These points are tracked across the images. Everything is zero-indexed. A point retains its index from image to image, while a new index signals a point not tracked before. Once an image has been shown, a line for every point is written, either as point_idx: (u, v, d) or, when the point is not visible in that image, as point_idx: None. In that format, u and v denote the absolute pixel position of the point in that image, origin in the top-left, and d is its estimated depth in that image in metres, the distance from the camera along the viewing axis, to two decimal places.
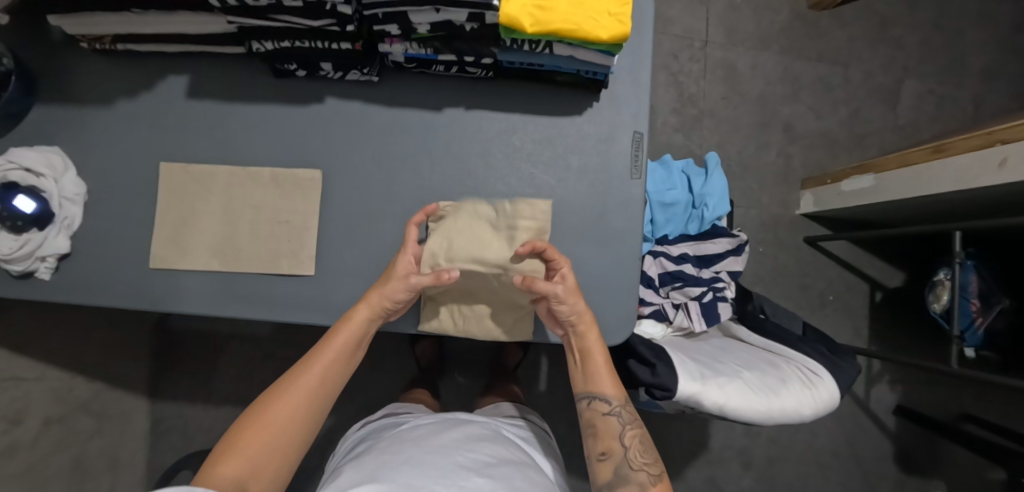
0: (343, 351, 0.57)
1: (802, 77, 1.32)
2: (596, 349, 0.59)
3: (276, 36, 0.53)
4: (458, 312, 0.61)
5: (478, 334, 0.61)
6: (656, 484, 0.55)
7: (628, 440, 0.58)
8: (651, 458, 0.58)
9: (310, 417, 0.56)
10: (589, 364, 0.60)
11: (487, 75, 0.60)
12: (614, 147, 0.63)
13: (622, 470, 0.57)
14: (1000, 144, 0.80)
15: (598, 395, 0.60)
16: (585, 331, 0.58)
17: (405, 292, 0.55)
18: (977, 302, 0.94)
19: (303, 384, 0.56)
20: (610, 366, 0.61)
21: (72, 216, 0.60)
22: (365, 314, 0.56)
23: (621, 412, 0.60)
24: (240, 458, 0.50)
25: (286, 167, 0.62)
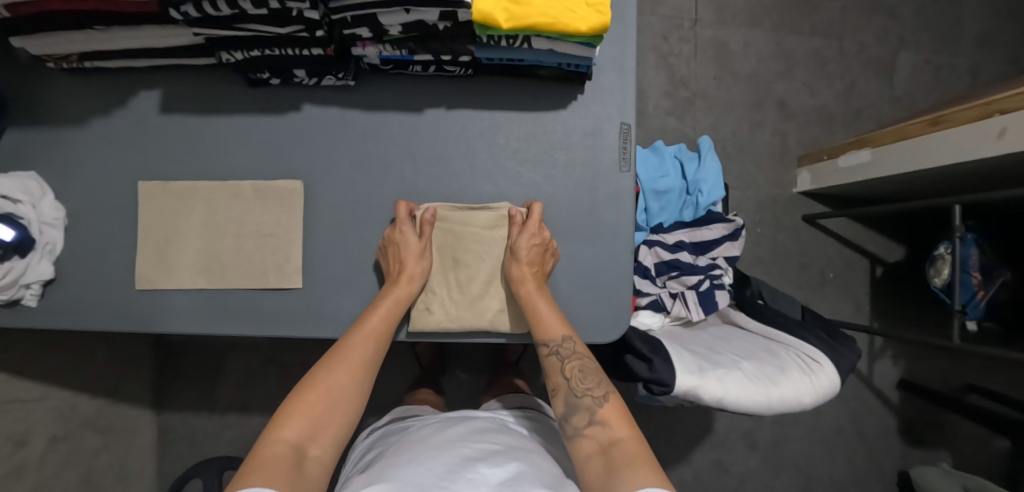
0: (388, 321, 0.55)
1: (795, 52, 1.29)
2: (535, 299, 0.56)
3: (245, 45, 0.52)
4: (451, 300, 0.60)
5: (472, 320, 0.59)
6: (604, 405, 0.52)
7: (569, 372, 0.55)
8: (595, 382, 0.54)
9: (361, 388, 0.52)
10: (530, 316, 0.56)
11: (466, 73, 0.58)
12: (601, 139, 0.61)
13: (571, 400, 0.54)
14: (999, 115, 0.78)
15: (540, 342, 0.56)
16: (519, 287, 0.57)
17: (420, 264, 0.57)
18: (978, 275, 0.94)
19: (353, 352, 0.53)
20: (557, 311, 0.58)
21: (54, 240, 0.59)
22: (406, 288, 0.56)
23: (561, 350, 0.55)
24: (300, 423, 0.47)
25: (267, 178, 0.60)
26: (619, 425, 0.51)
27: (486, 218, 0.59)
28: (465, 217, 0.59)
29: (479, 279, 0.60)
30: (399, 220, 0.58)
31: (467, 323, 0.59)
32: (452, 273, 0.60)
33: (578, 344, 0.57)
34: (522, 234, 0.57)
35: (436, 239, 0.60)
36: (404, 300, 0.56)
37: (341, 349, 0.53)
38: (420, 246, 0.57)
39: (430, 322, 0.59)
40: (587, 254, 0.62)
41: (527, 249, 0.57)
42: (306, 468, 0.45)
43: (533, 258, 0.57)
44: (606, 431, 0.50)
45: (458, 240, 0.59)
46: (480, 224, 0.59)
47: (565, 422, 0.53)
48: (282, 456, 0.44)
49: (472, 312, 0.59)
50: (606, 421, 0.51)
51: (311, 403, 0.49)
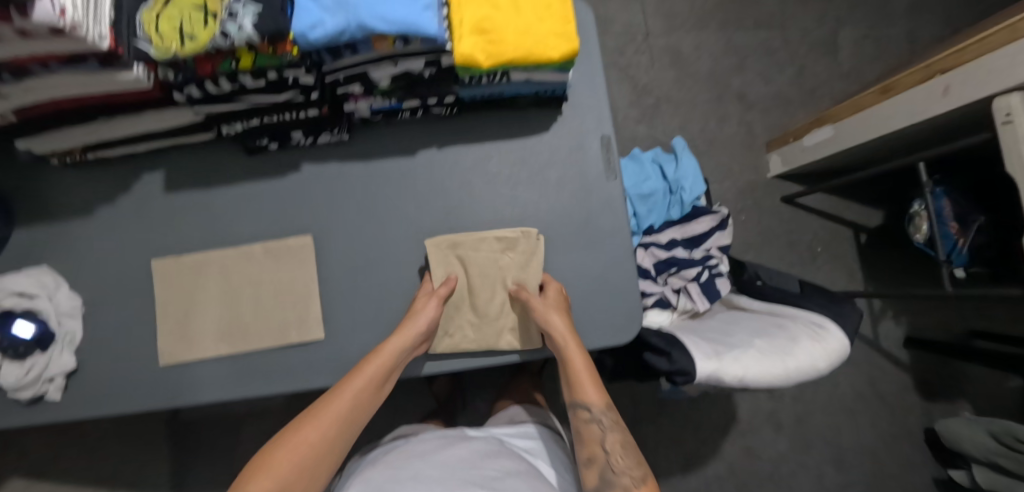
0: (373, 379, 0.55)
1: (744, 47, 1.38)
2: (576, 356, 0.58)
3: (245, 116, 0.55)
4: (469, 322, 0.62)
5: (490, 339, 0.62)
6: (640, 488, 0.57)
7: (610, 445, 0.60)
8: (634, 461, 0.59)
9: (339, 436, 0.55)
10: (572, 376, 0.60)
11: (451, 112, 0.62)
12: (586, 153, 0.65)
13: (607, 476, 0.59)
14: (940, 75, 0.90)
15: (579, 403, 0.61)
16: (559, 340, 0.57)
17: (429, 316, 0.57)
18: (955, 224, 0.99)
19: (333, 409, 0.54)
20: (597, 378, 0.61)
21: (73, 330, 0.60)
22: (400, 343, 0.56)
23: (602, 419, 0.61)
24: (265, 483, 0.49)
25: (277, 238, 0.62)
26: None
27: (495, 242, 0.63)
28: (474, 243, 0.62)
29: (496, 301, 0.62)
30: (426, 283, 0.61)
31: (485, 343, 0.62)
32: (470, 297, 0.63)
33: (614, 414, 0.62)
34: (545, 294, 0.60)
35: (443, 267, 0.61)
36: (393, 356, 0.56)
37: (319, 406, 0.55)
38: (434, 315, 0.57)
39: (448, 347, 0.61)
40: (591, 264, 0.64)
41: (555, 298, 0.60)
42: None
43: (558, 305, 0.59)
44: None
45: (470, 266, 0.62)
46: (494, 249, 0.63)
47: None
48: None
49: (491, 331, 0.62)
50: None
51: (280, 461, 0.51)
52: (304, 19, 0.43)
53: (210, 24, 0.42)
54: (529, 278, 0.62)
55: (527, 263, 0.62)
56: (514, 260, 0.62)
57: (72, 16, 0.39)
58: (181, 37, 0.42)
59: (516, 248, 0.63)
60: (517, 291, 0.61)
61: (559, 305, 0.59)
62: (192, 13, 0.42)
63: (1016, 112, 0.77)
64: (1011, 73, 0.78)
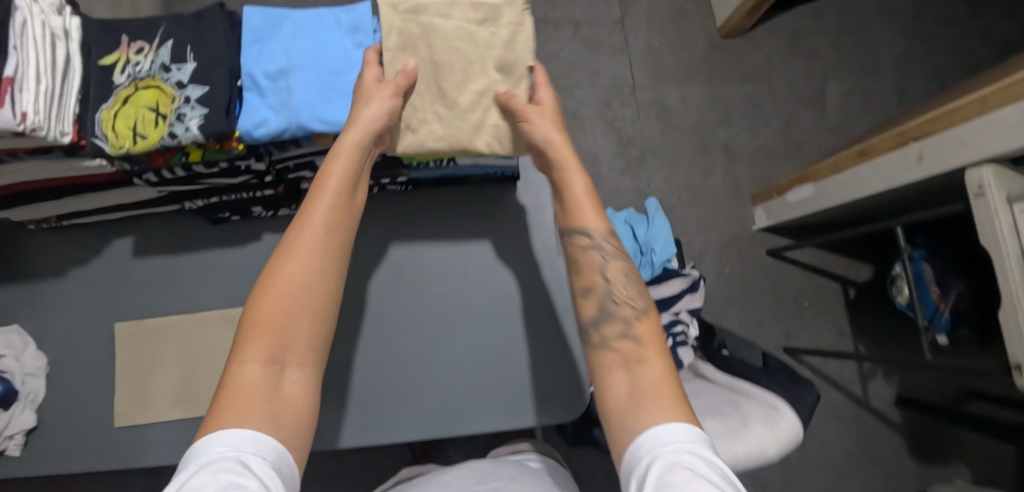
0: (341, 189, 0.47)
1: (730, 101, 1.40)
2: (579, 181, 0.54)
3: (205, 194, 0.58)
4: (433, 112, 0.49)
5: (460, 135, 0.49)
6: (642, 320, 0.51)
7: (612, 274, 0.53)
8: (636, 293, 0.54)
9: (328, 276, 0.47)
10: (568, 200, 0.55)
11: (406, 188, 0.66)
12: (538, 228, 0.67)
13: (607, 305, 0.52)
14: (913, 142, 0.91)
15: (577, 230, 0.54)
16: (558, 159, 0.53)
17: (382, 111, 0.45)
18: (936, 287, 0.96)
19: (306, 240, 0.46)
20: (593, 199, 0.55)
21: (36, 388, 0.63)
22: (354, 138, 0.46)
23: (603, 245, 0.53)
24: (264, 339, 0.43)
25: (234, 306, 0.64)
26: (653, 346, 0.49)
27: (474, 7, 0.48)
28: (442, 4, 0.47)
29: (469, 90, 0.49)
30: (387, 70, 0.47)
31: (459, 141, 0.49)
32: (437, 79, 0.49)
33: (617, 244, 0.55)
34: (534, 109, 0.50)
35: (399, 33, 0.47)
36: (354, 157, 0.47)
37: (287, 242, 0.46)
38: (391, 106, 0.45)
39: (410, 144, 0.49)
40: (541, 334, 0.65)
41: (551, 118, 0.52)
42: (286, 388, 0.42)
43: (549, 117, 0.52)
44: (637, 348, 0.49)
45: (435, 33, 0.47)
46: (471, 22, 0.48)
47: (593, 327, 0.52)
48: (257, 381, 0.41)
49: (464, 126, 0.49)
50: (641, 338, 0.50)
51: (271, 310, 0.44)
52: (250, 118, 0.46)
53: (161, 125, 0.45)
54: (517, 85, 0.50)
55: (510, 40, 0.49)
56: (499, 37, 0.49)
57: (32, 120, 0.42)
58: (134, 136, 0.45)
59: (496, 20, 0.48)
60: (508, 96, 0.49)
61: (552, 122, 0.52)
62: (145, 114, 0.45)
63: (987, 185, 0.76)
64: (982, 146, 0.77)
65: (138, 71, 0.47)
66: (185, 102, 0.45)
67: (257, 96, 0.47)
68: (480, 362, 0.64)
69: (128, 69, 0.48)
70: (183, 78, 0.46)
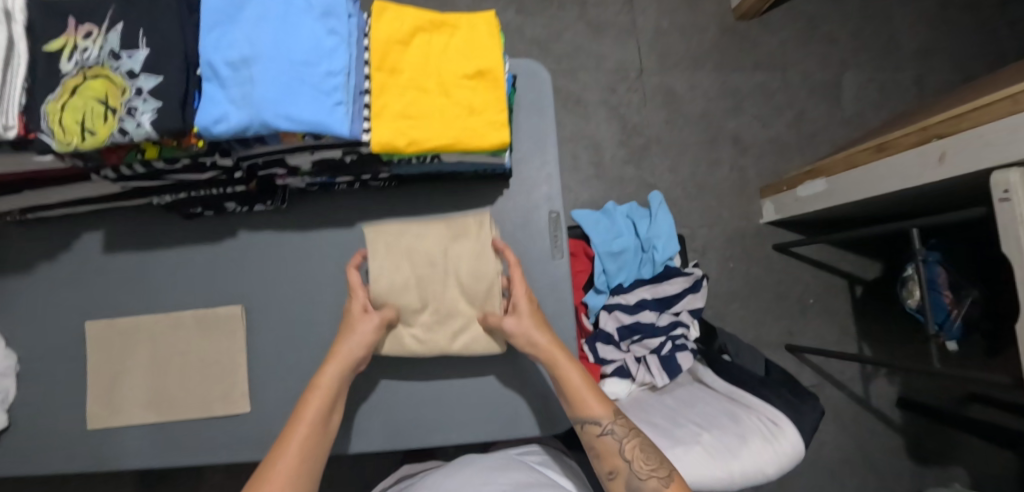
0: (326, 396, 0.53)
1: (742, 88, 1.33)
2: (572, 372, 0.55)
3: (174, 190, 0.54)
4: (430, 324, 0.57)
5: (455, 348, 0.57)
6: (670, 485, 0.53)
7: (630, 452, 0.55)
8: (657, 460, 0.55)
9: (314, 464, 0.52)
10: (570, 394, 0.56)
11: (390, 184, 0.60)
12: (533, 231, 0.62)
13: (634, 483, 0.54)
14: (937, 139, 0.85)
15: (586, 421, 0.56)
16: (552, 357, 0.55)
17: (372, 330, 0.54)
18: (949, 293, 0.92)
19: (296, 437, 0.51)
20: (589, 381, 0.57)
21: (6, 388, 0.60)
22: (336, 369, 0.53)
23: (614, 428, 0.56)
24: None
25: (207, 306, 0.61)
26: None
27: (446, 233, 0.56)
28: (422, 236, 0.55)
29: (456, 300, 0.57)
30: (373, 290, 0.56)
31: (442, 348, 0.56)
32: (425, 291, 0.56)
33: (624, 418, 0.57)
34: (517, 302, 0.55)
35: (378, 261, 0.55)
36: (337, 382, 0.54)
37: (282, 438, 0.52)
38: (371, 339, 0.54)
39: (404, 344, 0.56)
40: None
41: (526, 308, 0.55)
42: None
43: (529, 313, 0.55)
44: None
45: (417, 256, 0.55)
46: (444, 245, 0.55)
47: None
48: None
49: (445, 333, 0.56)
50: None
51: None
52: (208, 112, 0.42)
53: (110, 120, 0.41)
54: (493, 290, 0.55)
55: (481, 251, 0.55)
56: (470, 248, 0.55)
57: None
58: (82, 132, 0.41)
59: (466, 235, 0.56)
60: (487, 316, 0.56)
61: (532, 317, 0.55)
62: (93, 107, 0.41)
63: (1013, 189, 0.68)
64: (1008, 149, 0.71)
65: (85, 59, 0.43)
66: (137, 95, 0.41)
67: (217, 87, 0.43)
68: (467, 373, 0.62)
69: (77, 55, 0.44)
70: (135, 67, 0.42)
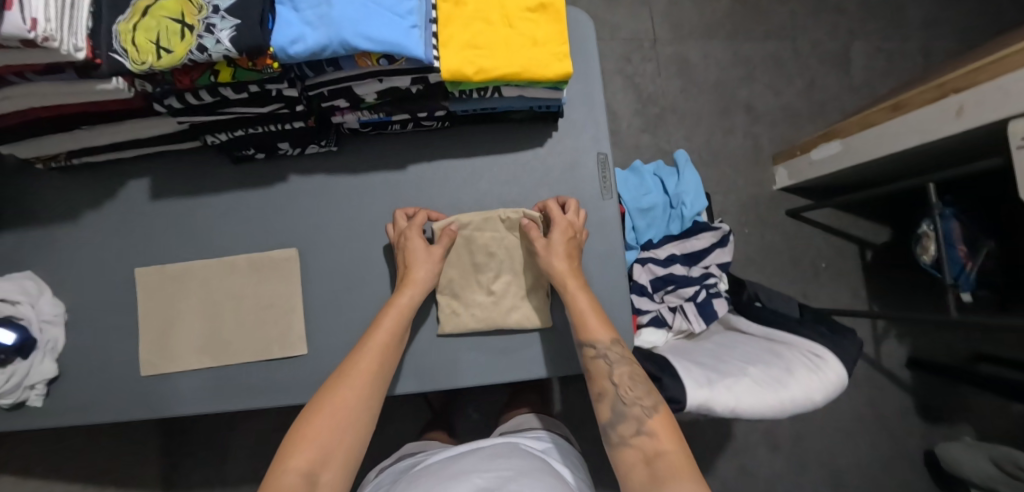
0: (393, 334, 0.53)
1: (754, 58, 1.35)
2: (581, 298, 0.55)
3: (229, 127, 0.54)
4: (481, 304, 0.59)
5: (501, 321, 0.59)
6: (653, 416, 0.50)
7: (619, 378, 0.53)
8: (646, 391, 0.53)
9: (376, 392, 0.51)
10: (574, 315, 0.55)
11: (443, 125, 0.60)
12: (581, 172, 0.63)
13: (618, 407, 0.52)
14: (954, 94, 0.85)
15: (584, 342, 0.55)
16: (564, 282, 0.55)
17: (431, 271, 0.56)
18: (965, 247, 0.94)
19: (365, 364, 0.51)
20: (600, 310, 0.56)
21: (55, 337, 0.59)
22: (411, 295, 0.55)
23: (608, 353, 0.54)
24: (308, 449, 0.46)
25: (260, 250, 0.61)
26: (666, 436, 0.49)
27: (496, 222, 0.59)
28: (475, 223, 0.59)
29: (501, 278, 0.60)
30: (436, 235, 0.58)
31: (493, 322, 0.59)
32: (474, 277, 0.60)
33: (624, 348, 0.55)
34: (553, 230, 0.56)
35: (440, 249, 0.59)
36: (407, 314, 0.54)
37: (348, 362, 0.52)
38: (437, 266, 0.56)
39: (456, 324, 0.59)
40: (593, 279, 0.62)
41: (559, 241, 0.56)
42: None
43: (569, 251, 0.56)
44: (653, 442, 0.49)
45: (473, 245, 0.59)
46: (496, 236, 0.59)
47: (611, 429, 0.52)
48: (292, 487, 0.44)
49: (498, 309, 0.59)
50: (654, 431, 0.49)
51: (318, 424, 0.48)
52: (284, 33, 0.42)
53: (187, 37, 0.41)
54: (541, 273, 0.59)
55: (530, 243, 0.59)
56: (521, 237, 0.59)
57: (43, 29, 0.37)
58: (157, 50, 0.41)
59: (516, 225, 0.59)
60: (526, 225, 0.58)
61: (563, 248, 0.56)
62: (169, 26, 0.41)
63: None
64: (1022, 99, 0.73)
65: None
66: (213, 13, 0.41)
67: (289, 10, 0.43)
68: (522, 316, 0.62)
69: None
70: None
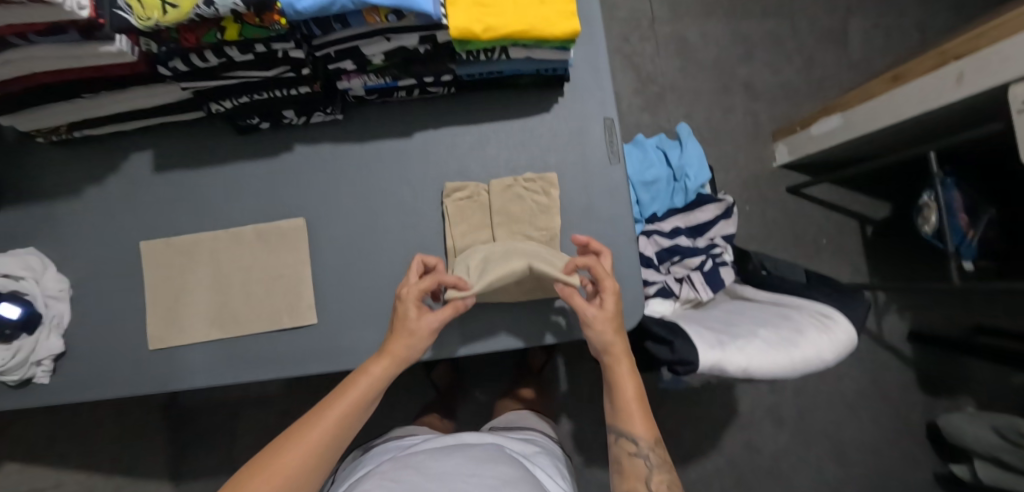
0: (363, 397, 0.51)
1: (752, 36, 1.35)
2: (627, 380, 0.57)
3: (234, 93, 0.53)
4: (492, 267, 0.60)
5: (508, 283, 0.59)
6: None
7: (656, 485, 0.55)
8: None
9: (315, 470, 0.48)
10: (620, 402, 0.57)
11: (449, 92, 0.60)
12: (588, 138, 0.62)
13: None
14: (955, 61, 0.84)
15: (625, 435, 0.57)
16: (613, 357, 0.56)
17: (427, 336, 0.53)
18: (965, 216, 0.95)
19: (315, 434, 0.48)
20: (645, 405, 0.57)
21: (61, 312, 0.59)
22: (383, 365, 0.52)
23: (649, 454, 0.56)
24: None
25: (267, 221, 0.60)
26: None
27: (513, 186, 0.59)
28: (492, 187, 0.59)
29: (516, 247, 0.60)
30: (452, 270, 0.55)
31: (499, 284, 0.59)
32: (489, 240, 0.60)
33: (661, 450, 0.57)
34: (606, 295, 0.55)
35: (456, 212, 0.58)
36: (381, 381, 0.52)
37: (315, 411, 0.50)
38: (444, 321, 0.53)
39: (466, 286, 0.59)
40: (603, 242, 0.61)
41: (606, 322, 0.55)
42: None
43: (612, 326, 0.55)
44: None
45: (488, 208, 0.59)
46: (513, 201, 0.59)
47: None
48: None
49: None
50: None
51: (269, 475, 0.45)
52: None
53: None
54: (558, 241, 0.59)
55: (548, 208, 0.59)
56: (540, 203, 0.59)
57: None
58: (163, 6, 0.41)
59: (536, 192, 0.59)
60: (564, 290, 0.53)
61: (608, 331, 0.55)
62: None
63: None
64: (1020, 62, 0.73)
65: None
66: None
67: None
68: None
69: None
70: None
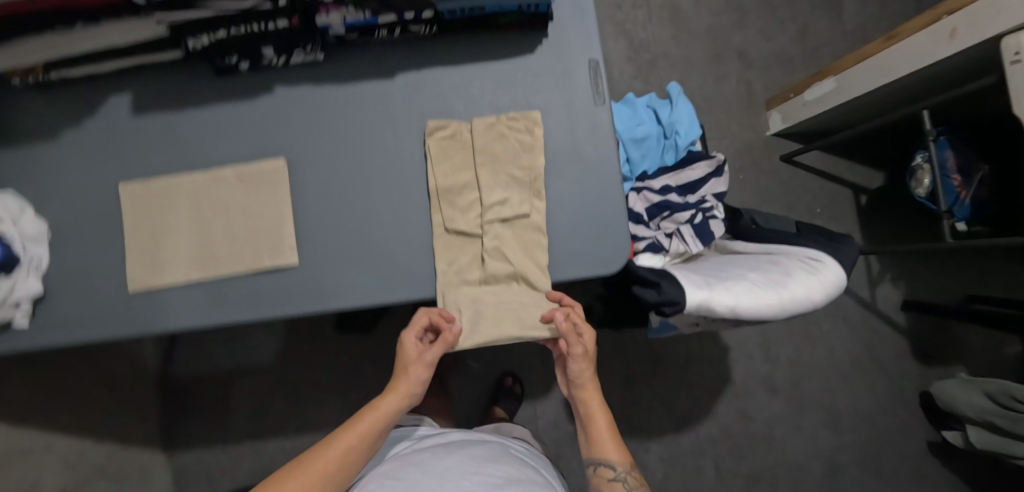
0: (373, 429, 0.56)
1: (745, 3, 1.33)
2: (600, 414, 0.64)
3: (210, 28, 0.52)
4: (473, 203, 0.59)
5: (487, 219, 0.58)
6: None
7: None
8: None
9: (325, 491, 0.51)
10: (594, 432, 0.63)
11: (431, 32, 0.58)
12: (572, 79, 0.61)
13: None
14: (947, 17, 0.83)
15: (601, 461, 0.62)
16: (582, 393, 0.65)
17: (426, 371, 0.60)
18: (958, 176, 0.95)
19: (332, 453, 0.53)
20: (615, 433, 0.63)
21: (39, 256, 0.57)
22: (394, 402, 0.58)
23: (626, 478, 0.61)
24: None
25: (248, 163, 0.59)
26: None
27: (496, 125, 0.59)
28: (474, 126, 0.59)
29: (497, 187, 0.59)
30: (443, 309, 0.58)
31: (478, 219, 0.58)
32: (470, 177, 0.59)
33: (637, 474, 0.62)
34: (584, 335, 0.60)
35: (439, 150, 0.58)
36: (389, 416, 0.58)
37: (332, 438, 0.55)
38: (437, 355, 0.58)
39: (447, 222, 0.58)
40: (588, 183, 0.60)
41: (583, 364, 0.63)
42: None
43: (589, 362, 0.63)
44: None
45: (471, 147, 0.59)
46: (497, 139, 0.59)
47: None
48: None
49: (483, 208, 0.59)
50: None
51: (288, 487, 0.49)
52: None
53: None
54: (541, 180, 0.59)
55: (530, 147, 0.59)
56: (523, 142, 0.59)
57: None
58: None
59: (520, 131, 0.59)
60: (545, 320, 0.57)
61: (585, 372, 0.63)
62: None
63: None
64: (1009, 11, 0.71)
65: None
66: None
67: None
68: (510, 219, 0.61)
69: None
70: None
